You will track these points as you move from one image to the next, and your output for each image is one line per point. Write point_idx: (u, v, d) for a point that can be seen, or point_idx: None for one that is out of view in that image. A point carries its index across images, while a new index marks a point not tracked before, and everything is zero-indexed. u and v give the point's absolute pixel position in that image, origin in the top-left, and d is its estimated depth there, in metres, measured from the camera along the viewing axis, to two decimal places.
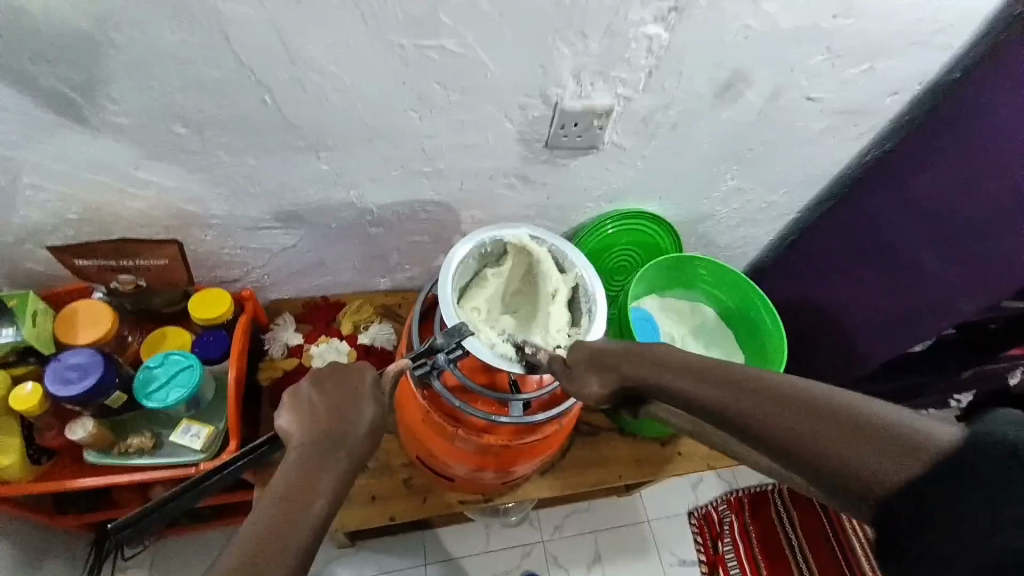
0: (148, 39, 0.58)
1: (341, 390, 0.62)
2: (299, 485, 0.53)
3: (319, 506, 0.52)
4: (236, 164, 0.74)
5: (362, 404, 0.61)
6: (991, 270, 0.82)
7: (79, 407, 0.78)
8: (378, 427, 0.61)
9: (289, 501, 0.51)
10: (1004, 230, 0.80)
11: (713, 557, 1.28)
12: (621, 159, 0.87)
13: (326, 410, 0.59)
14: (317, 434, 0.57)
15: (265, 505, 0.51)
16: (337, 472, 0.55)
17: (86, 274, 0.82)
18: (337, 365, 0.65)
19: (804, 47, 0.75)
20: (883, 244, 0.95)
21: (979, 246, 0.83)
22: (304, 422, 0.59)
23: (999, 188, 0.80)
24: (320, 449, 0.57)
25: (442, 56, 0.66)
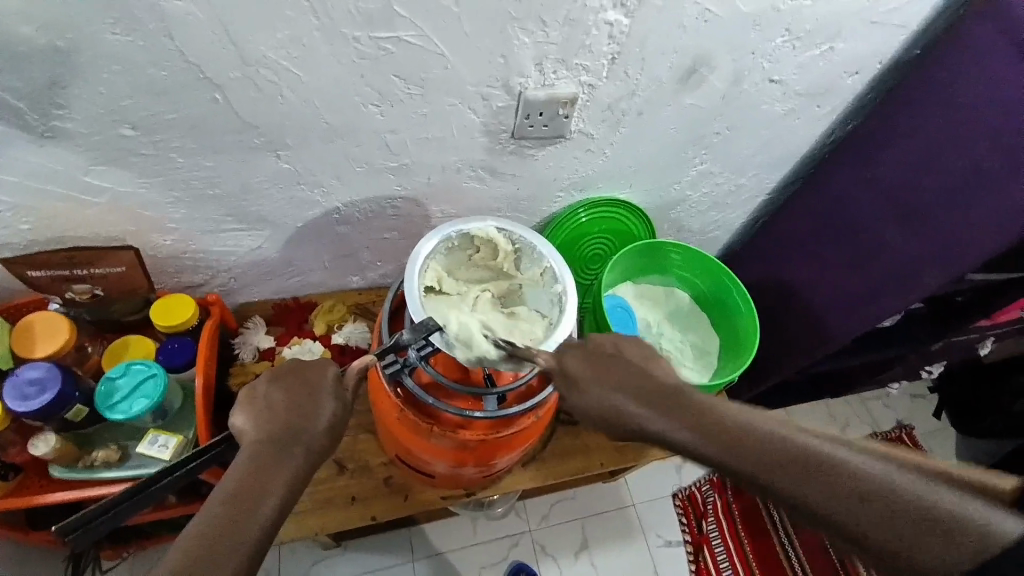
0: (87, 42, 0.55)
1: (299, 384, 0.61)
2: (248, 485, 0.53)
3: (268, 506, 0.52)
4: (193, 167, 0.71)
5: (320, 400, 0.60)
6: (955, 244, 0.81)
7: (40, 422, 0.76)
8: (337, 426, 0.60)
9: (233, 500, 0.51)
10: (963, 199, 0.80)
11: (698, 537, 1.29)
12: (589, 147, 0.86)
13: (284, 408, 0.59)
14: (271, 432, 0.57)
15: (211, 506, 0.51)
16: (288, 472, 0.55)
17: (39, 286, 0.79)
18: (297, 361, 0.63)
19: (764, 29, 0.74)
20: (850, 223, 0.96)
21: (943, 219, 0.82)
22: (259, 422, 0.58)
23: (959, 162, 0.80)
24: (272, 449, 0.56)
25: (399, 49, 0.64)
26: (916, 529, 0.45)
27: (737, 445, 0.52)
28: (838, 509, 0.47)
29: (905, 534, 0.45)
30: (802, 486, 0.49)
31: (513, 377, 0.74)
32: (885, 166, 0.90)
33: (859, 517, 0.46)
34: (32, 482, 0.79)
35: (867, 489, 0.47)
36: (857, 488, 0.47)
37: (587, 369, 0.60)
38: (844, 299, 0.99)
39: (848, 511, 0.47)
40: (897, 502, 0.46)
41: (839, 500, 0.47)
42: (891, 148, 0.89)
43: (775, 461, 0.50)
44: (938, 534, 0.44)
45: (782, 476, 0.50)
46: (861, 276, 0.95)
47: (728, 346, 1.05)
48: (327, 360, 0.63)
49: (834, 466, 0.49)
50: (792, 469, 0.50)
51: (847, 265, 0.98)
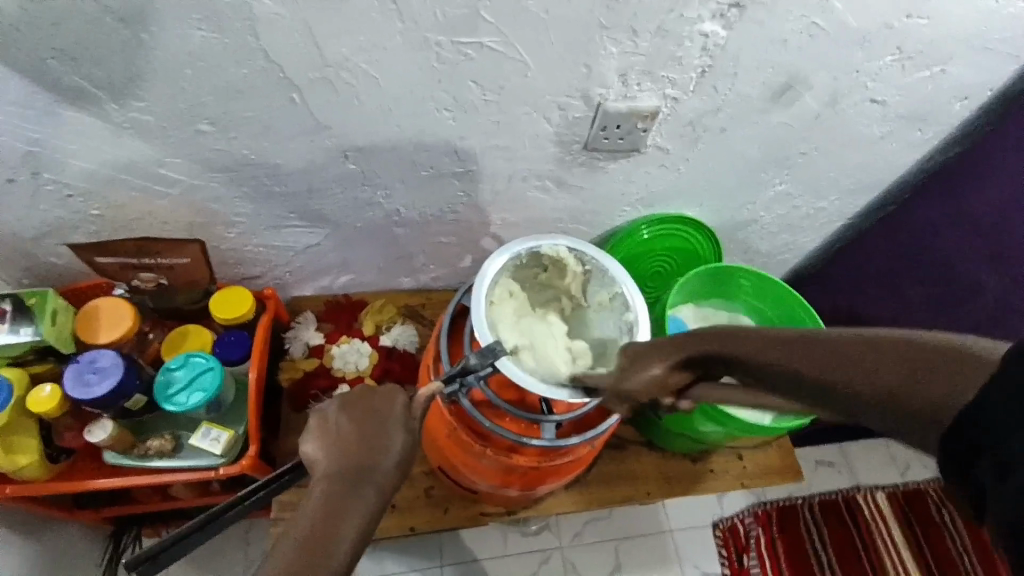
0: (173, 35, 0.54)
1: (370, 416, 0.59)
2: (320, 528, 0.50)
3: (341, 550, 0.49)
4: (261, 164, 0.70)
5: (391, 433, 0.58)
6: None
7: (98, 409, 0.76)
8: (408, 458, 0.58)
9: (306, 547, 0.49)
10: None
11: (738, 571, 1.24)
12: (663, 163, 0.81)
13: (354, 439, 0.57)
14: (343, 466, 0.55)
15: (284, 544, 0.49)
16: (361, 512, 0.52)
17: (107, 271, 0.80)
18: (365, 389, 0.62)
19: (872, 48, 0.68)
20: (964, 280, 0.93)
21: None
22: (333, 452, 0.56)
23: None
24: (345, 485, 0.54)
25: (480, 54, 0.61)
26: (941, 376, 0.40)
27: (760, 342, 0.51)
28: (902, 377, 0.41)
29: (929, 383, 0.40)
30: (860, 368, 0.43)
31: (568, 406, 0.71)
32: (979, 201, 0.87)
33: (873, 382, 0.42)
34: (85, 465, 0.81)
35: (909, 352, 0.42)
36: (919, 350, 0.42)
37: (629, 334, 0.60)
38: None
39: (927, 387, 0.40)
40: (944, 359, 0.40)
41: (885, 367, 0.42)
42: (988, 183, 0.86)
43: (817, 350, 0.46)
44: (948, 367, 0.40)
45: (825, 362, 0.45)
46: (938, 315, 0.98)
47: None
48: (393, 389, 0.62)
49: (885, 343, 0.44)
50: (858, 349, 0.44)
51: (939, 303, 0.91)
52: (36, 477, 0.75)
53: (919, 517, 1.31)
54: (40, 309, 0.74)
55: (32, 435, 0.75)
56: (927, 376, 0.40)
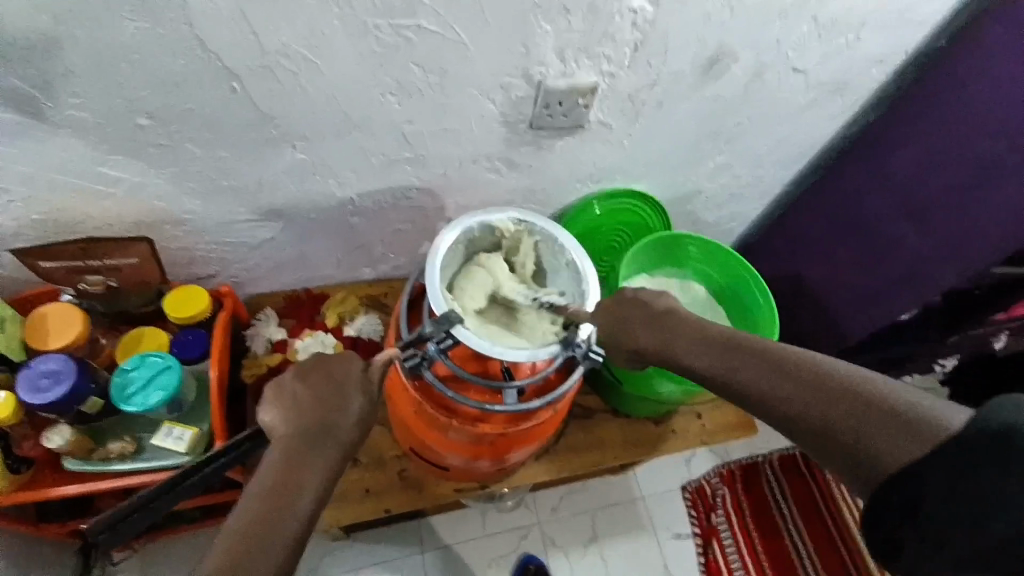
0: (105, 28, 0.54)
1: (327, 380, 0.61)
2: (282, 480, 0.53)
3: (307, 498, 0.53)
4: (207, 157, 0.70)
5: (349, 394, 0.60)
6: (968, 239, 0.84)
7: (56, 415, 0.75)
8: (366, 419, 0.60)
9: (270, 499, 0.51)
10: (977, 194, 0.82)
11: (707, 530, 1.29)
12: (607, 138, 0.85)
13: (309, 402, 0.59)
14: (303, 425, 0.57)
15: (250, 499, 0.52)
16: (321, 466, 0.55)
17: (51, 276, 0.77)
18: (324, 355, 0.63)
19: (789, 19, 0.73)
20: (891, 239, 0.93)
21: (952, 217, 0.84)
22: (288, 415, 0.58)
23: (988, 149, 0.79)
24: (306, 441, 0.56)
25: (418, 37, 0.62)
26: (871, 418, 0.46)
27: (708, 345, 0.59)
28: (858, 427, 0.46)
29: (866, 432, 0.46)
30: (817, 411, 0.49)
31: (530, 371, 0.73)
32: (900, 162, 0.89)
33: (843, 416, 0.47)
34: (46, 475, 0.79)
35: (862, 406, 0.47)
36: (885, 410, 0.46)
37: (623, 324, 0.66)
38: (854, 295, 1.01)
39: (874, 432, 0.46)
40: (908, 425, 0.45)
41: (837, 408, 0.48)
42: (906, 146, 0.88)
43: (788, 375, 0.52)
44: (901, 426, 0.45)
45: (800, 395, 0.50)
46: (871, 273, 0.97)
47: None
48: (351, 353, 0.63)
49: (850, 388, 0.48)
50: (833, 393, 0.49)
51: (859, 261, 0.98)
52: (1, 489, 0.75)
53: None
54: None
55: None
56: (869, 419, 0.46)
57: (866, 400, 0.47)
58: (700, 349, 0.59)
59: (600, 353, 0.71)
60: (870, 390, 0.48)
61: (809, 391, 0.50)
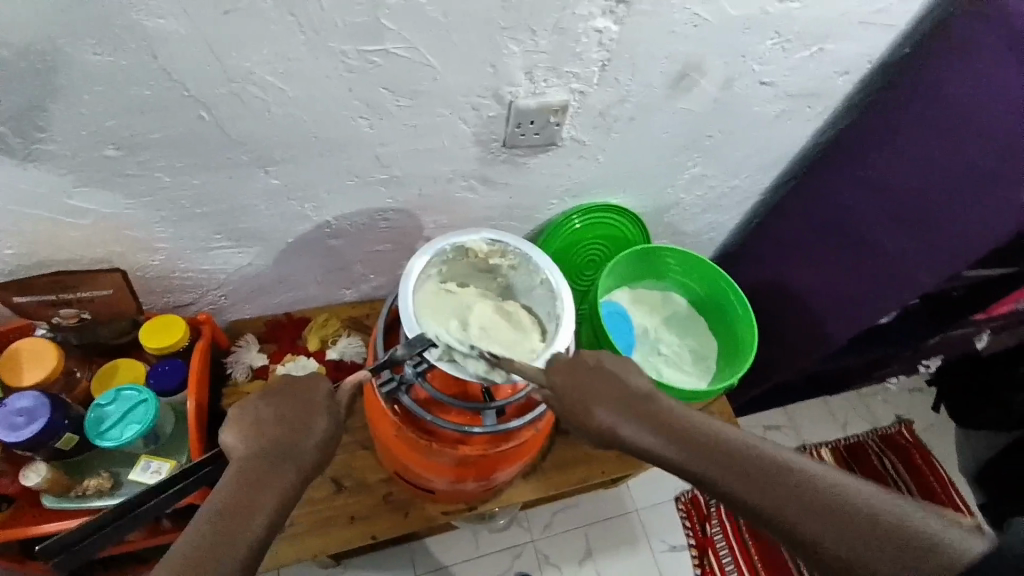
0: (69, 62, 0.54)
1: (291, 401, 0.61)
2: (237, 500, 0.52)
3: (260, 519, 0.52)
4: (181, 186, 0.70)
5: (314, 415, 0.60)
6: (944, 242, 0.82)
7: (31, 451, 0.74)
8: (329, 441, 0.60)
9: (225, 518, 0.51)
10: (954, 200, 0.80)
11: (702, 540, 1.28)
12: (582, 154, 0.85)
13: (271, 422, 0.59)
14: (265, 445, 0.57)
15: (201, 518, 0.51)
16: (280, 487, 0.55)
17: (24, 312, 0.77)
18: (290, 377, 0.63)
19: (753, 33, 0.74)
20: (867, 242, 0.92)
21: (931, 219, 0.83)
22: (247, 436, 0.57)
23: (977, 152, 0.78)
24: (266, 461, 0.56)
25: (387, 61, 0.63)
26: (865, 540, 0.46)
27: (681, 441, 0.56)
28: (860, 547, 0.46)
29: (863, 551, 0.46)
30: (815, 527, 0.48)
31: (510, 391, 0.74)
32: (880, 166, 0.89)
33: (830, 534, 0.47)
34: (22, 513, 0.77)
35: (856, 523, 0.47)
36: (878, 525, 0.47)
37: (575, 398, 0.61)
38: (835, 302, 0.98)
39: (866, 551, 0.46)
40: (893, 535, 0.46)
41: (846, 532, 0.47)
42: (883, 149, 0.89)
43: (780, 491, 0.50)
44: (905, 548, 0.45)
45: (806, 516, 0.49)
46: (849, 279, 0.96)
47: (726, 348, 1.04)
48: (320, 375, 0.63)
49: (876, 517, 0.47)
50: (838, 518, 0.48)
51: (841, 267, 0.97)
52: None
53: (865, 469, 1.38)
54: None
55: None
56: (875, 541, 0.46)
57: (860, 518, 0.47)
58: (673, 459, 0.56)
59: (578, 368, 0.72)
60: (841, 489, 0.49)
61: (803, 506, 0.49)
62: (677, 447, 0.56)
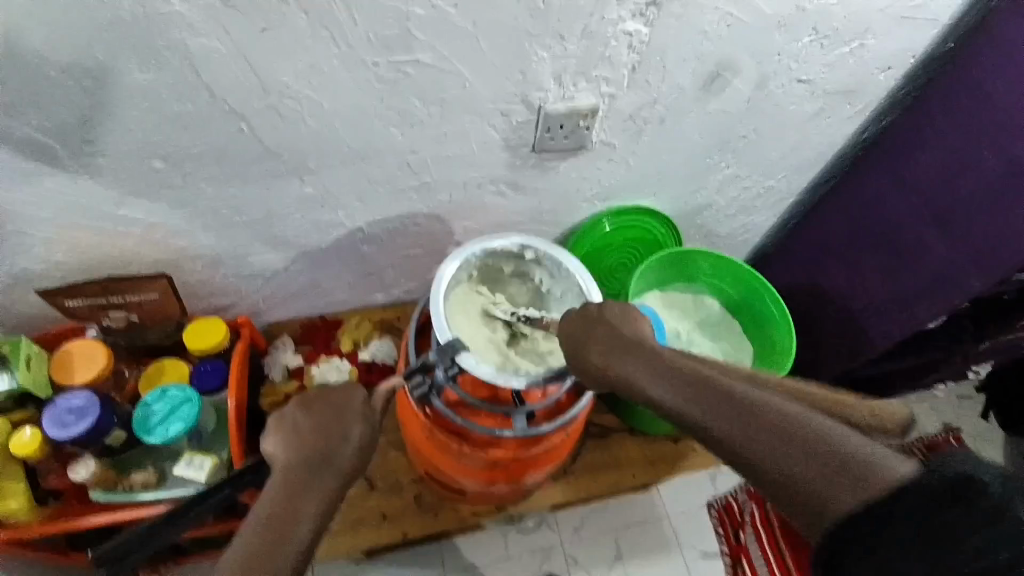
0: (118, 80, 0.57)
1: (327, 409, 0.62)
2: (281, 512, 0.53)
3: (303, 528, 0.53)
4: (220, 195, 0.72)
5: (349, 422, 0.61)
6: (981, 251, 0.79)
7: (81, 447, 0.78)
8: (366, 447, 0.61)
9: (269, 529, 0.52)
10: (1002, 201, 0.75)
11: (736, 548, 1.26)
12: (611, 157, 0.85)
13: (309, 431, 0.60)
14: (303, 455, 0.58)
15: (247, 531, 0.52)
16: (320, 495, 0.56)
17: (77, 314, 0.81)
18: (324, 385, 0.64)
19: (788, 32, 0.72)
20: (909, 246, 0.89)
21: (973, 226, 0.79)
22: (287, 446, 0.58)
23: (995, 159, 0.76)
24: (304, 471, 0.57)
25: (417, 71, 0.64)
26: (773, 440, 0.48)
27: (697, 392, 0.54)
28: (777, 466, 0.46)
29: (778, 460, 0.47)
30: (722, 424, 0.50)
31: (541, 395, 0.73)
32: (914, 168, 0.86)
33: (756, 439, 0.48)
34: (72, 507, 0.81)
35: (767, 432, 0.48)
36: (786, 433, 0.48)
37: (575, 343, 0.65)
38: (876, 306, 0.95)
39: (784, 458, 0.46)
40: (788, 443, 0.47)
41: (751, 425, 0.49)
42: (921, 149, 0.85)
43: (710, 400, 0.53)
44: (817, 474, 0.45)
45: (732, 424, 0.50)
46: (889, 285, 0.93)
47: (760, 352, 1.02)
48: (352, 384, 0.65)
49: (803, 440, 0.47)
50: (744, 417, 0.50)
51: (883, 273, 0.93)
52: (28, 520, 0.78)
53: None
54: (14, 357, 0.76)
55: (19, 481, 0.77)
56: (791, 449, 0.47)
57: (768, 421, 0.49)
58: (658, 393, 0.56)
59: None
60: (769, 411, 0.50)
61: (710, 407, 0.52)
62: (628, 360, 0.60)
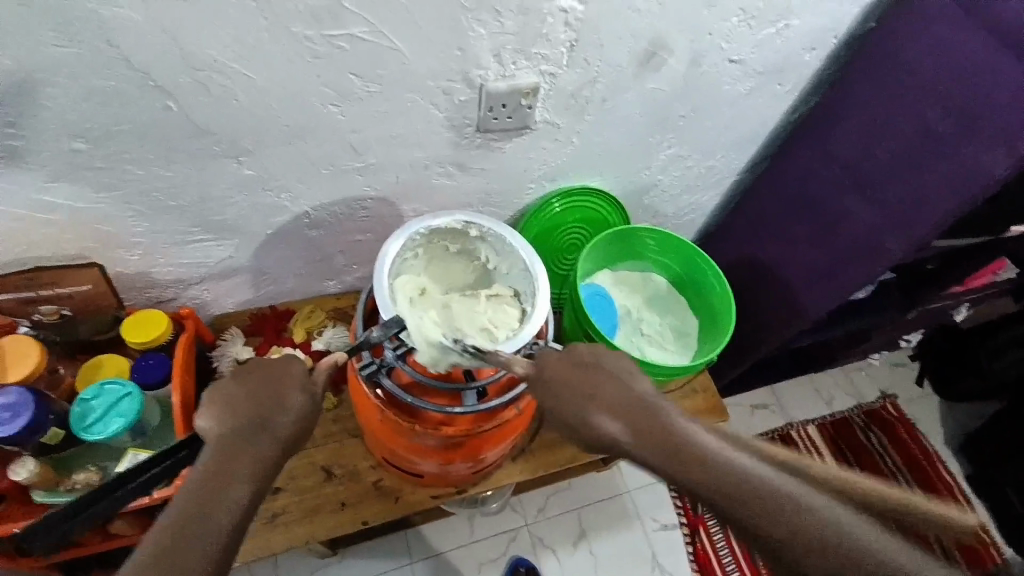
0: (31, 54, 0.54)
1: (264, 378, 0.61)
2: (218, 475, 0.54)
3: (239, 490, 0.54)
4: (154, 178, 0.70)
5: (287, 391, 0.61)
6: (900, 210, 0.85)
7: (15, 447, 0.74)
8: (306, 414, 0.61)
9: (196, 491, 0.53)
10: (920, 161, 0.82)
11: (694, 519, 1.30)
12: (556, 137, 0.86)
13: (246, 401, 0.59)
14: (239, 424, 0.57)
15: (181, 495, 0.52)
16: (258, 458, 0.56)
17: (6, 308, 0.78)
18: (261, 357, 0.63)
19: (716, 11, 0.75)
20: (840, 214, 0.94)
21: (893, 187, 0.85)
22: (222, 414, 0.58)
23: (913, 127, 0.82)
24: (240, 437, 0.57)
25: (352, 45, 0.63)
26: (740, 495, 0.53)
27: (677, 444, 0.57)
28: (751, 513, 0.52)
29: (757, 515, 0.52)
30: (711, 486, 0.54)
31: (491, 371, 0.74)
32: (841, 142, 0.92)
33: (727, 496, 0.54)
34: (14, 510, 0.77)
35: (744, 493, 0.53)
36: (742, 478, 0.54)
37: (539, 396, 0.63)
38: (813, 275, 1.00)
39: (775, 522, 0.51)
40: (783, 509, 0.51)
41: (737, 497, 0.53)
42: (841, 124, 0.91)
43: (711, 472, 0.55)
44: (770, 503, 0.52)
45: (724, 487, 0.54)
46: (824, 251, 0.97)
47: (705, 324, 1.06)
48: (293, 356, 0.63)
49: (776, 501, 0.52)
50: (734, 491, 0.53)
51: (811, 241, 0.99)
52: None
53: (850, 446, 1.39)
54: None
55: None
56: (751, 502, 0.52)
57: (732, 484, 0.54)
58: (637, 445, 0.59)
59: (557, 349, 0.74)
60: (743, 477, 0.54)
61: (712, 484, 0.54)
62: (623, 422, 0.60)
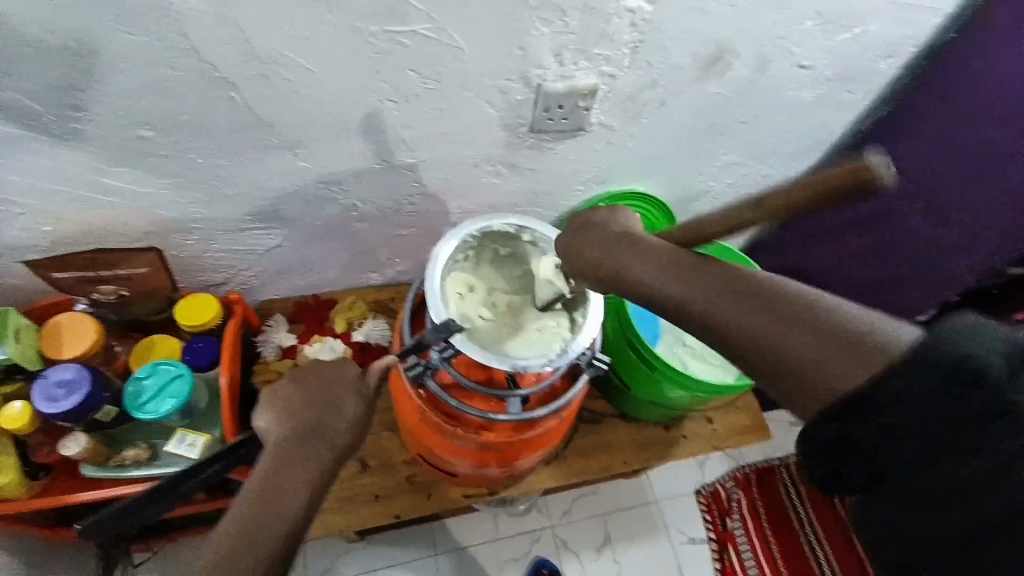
0: (103, 42, 0.55)
1: (320, 384, 0.63)
2: (274, 483, 0.55)
3: (295, 499, 0.55)
4: (211, 167, 0.71)
5: (342, 399, 0.62)
6: (984, 215, 0.88)
7: (71, 423, 0.77)
8: (359, 422, 0.62)
9: (259, 499, 0.54)
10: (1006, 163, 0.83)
11: (722, 534, 1.19)
12: (610, 140, 0.84)
13: (301, 406, 0.61)
14: (295, 430, 0.59)
15: (242, 500, 0.54)
16: (313, 466, 0.57)
17: (66, 287, 0.82)
18: (317, 359, 0.65)
19: (791, 14, 0.71)
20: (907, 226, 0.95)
21: (972, 195, 0.88)
22: (281, 420, 0.60)
23: (997, 136, 0.82)
24: (296, 444, 0.58)
25: (414, 42, 0.63)
26: (771, 315, 0.48)
27: (710, 274, 0.52)
28: (805, 353, 0.46)
29: (802, 341, 0.46)
30: (729, 308, 0.50)
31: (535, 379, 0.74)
32: (909, 154, 0.90)
33: (755, 320, 0.48)
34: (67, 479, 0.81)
35: (779, 307, 0.48)
36: (782, 301, 0.48)
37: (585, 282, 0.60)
38: (879, 275, 1.05)
39: (801, 342, 0.46)
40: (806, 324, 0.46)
41: (759, 310, 0.48)
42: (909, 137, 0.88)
43: (731, 299, 0.50)
44: (822, 333, 0.46)
45: (751, 316, 0.48)
46: (895, 258, 1.01)
47: None
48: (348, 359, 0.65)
49: (803, 320, 0.47)
50: (765, 305, 0.49)
51: (878, 250, 1.01)
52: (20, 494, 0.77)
53: None
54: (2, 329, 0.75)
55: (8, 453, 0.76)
56: (798, 326, 0.47)
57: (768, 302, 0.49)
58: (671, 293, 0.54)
59: (605, 360, 0.72)
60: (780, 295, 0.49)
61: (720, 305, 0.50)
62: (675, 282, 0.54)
